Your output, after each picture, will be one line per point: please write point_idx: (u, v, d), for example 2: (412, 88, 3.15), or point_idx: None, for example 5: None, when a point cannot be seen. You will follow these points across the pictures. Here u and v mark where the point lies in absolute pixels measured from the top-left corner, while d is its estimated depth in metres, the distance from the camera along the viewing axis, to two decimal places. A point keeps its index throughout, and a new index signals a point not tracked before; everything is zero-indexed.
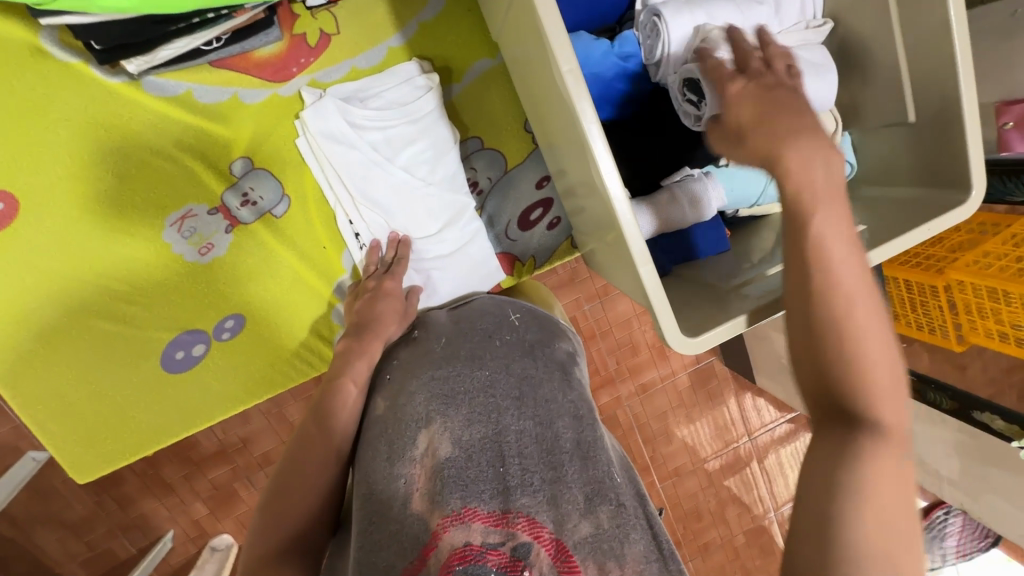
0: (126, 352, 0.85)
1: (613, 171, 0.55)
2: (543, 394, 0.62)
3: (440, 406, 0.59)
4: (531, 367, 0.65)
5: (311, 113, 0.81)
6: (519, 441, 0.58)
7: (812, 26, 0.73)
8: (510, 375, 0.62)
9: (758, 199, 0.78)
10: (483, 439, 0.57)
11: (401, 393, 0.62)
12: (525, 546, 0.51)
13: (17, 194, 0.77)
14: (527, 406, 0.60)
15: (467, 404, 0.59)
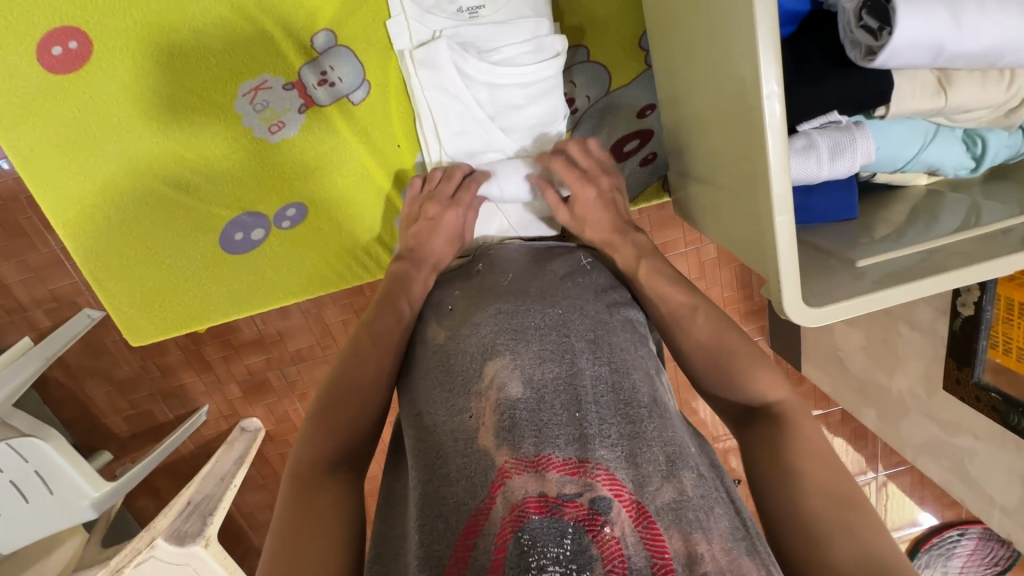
0: (185, 223, 0.82)
1: (776, 85, 0.50)
2: (615, 343, 0.61)
3: (509, 341, 0.59)
4: (603, 314, 0.63)
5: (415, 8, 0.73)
6: (595, 389, 0.56)
7: None
8: (581, 317, 0.62)
9: (905, 164, 0.66)
10: (555, 380, 0.56)
11: (469, 327, 0.62)
12: (606, 500, 0.46)
13: (91, 34, 0.72)
14: (602, 352, 0.59)
15: (538, 341, 0.59)
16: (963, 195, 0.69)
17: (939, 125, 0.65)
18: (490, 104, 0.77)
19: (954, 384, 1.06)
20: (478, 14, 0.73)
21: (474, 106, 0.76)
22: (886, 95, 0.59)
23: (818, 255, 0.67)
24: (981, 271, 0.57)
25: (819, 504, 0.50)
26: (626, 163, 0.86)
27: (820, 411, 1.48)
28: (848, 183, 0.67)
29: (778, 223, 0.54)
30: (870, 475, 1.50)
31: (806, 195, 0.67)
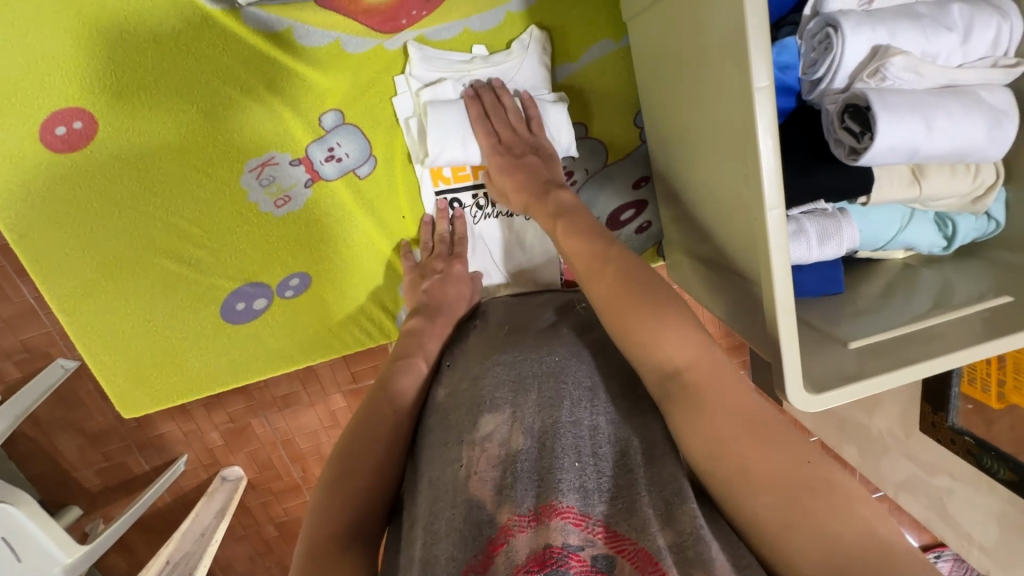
0: (185, 296, 0.81)
1: (780, 205, 0.52)
2: (612, 390, 0.63)
3: (509, 393, 0.61)
4: (598, 360, 0.66)
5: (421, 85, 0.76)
6: (595, 437, 0.57)
7: (1001, 64, 0.62)
8: (578, 364, 0.64)
9: (887, 243, 0.71)
10: (554, 427, 0.57)
11: (469, 378, 0.64)
12: (608, 556, 0.50)
13: (97, 114, 0.71)
14: (598, 399, 0.61)
15: (536, 390, 0.61)
16: (936, 270, 0.74)
17: (913, 208, 0.70)
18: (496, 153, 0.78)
19: (930, 427, 1.12)
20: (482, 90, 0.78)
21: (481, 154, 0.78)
22: (868, 184, 0.64)
23: (813, 333, 0.70)
24: (961, 358, 0.61)
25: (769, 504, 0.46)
26: (623, 230, 0.89)
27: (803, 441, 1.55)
28: (835, 261, 0.72)
29: (783, 320, 0.57)
30: None
31: (796, 272, 0.71)
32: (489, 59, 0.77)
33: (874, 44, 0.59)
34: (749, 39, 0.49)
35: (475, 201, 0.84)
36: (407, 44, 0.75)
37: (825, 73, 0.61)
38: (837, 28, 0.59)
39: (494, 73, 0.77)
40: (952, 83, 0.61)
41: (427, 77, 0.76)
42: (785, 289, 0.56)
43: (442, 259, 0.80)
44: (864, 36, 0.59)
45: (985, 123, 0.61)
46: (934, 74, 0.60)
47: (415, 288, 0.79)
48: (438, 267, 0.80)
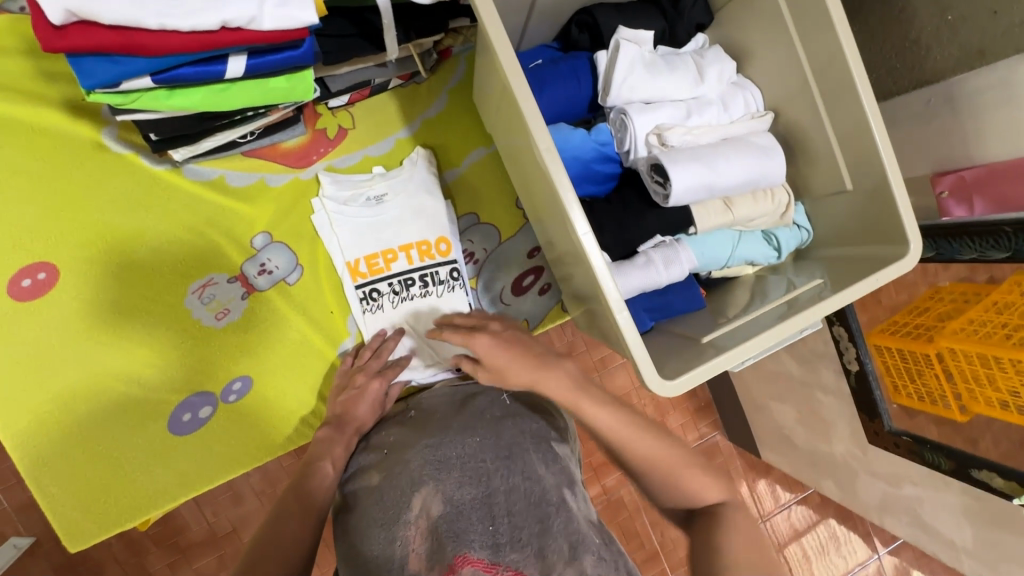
0: (135, 414, 0.88)
1: (587, 228, 0.65)
2: (528, 457, 0.69)
3: (434, 471, 0.67)
4: (519, 433, 0.72)
5: (332, 202, 0.93)
6: (508, 498, 0.64)
7: (755, 116, 0.83)
8: (498, 440, 0.70)
9: (728, 260, 0.85)
10: (473, 499, 0.64)
11: (400, 464, 0.70)
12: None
13: (58, 264, 0.85)
14: (514, 468, 0.67)
15: (458, 467, 0.67)
16: (780, 275, 0.88)
17: (741, 231, 0.86)
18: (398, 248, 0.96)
19: (875, 436, 1.16)
20: (383, 200, 0.95)
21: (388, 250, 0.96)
22: (689, 219, 0.81)
23: (679, 339, 0.80)
24: (786, 330, 0.72)
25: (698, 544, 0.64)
26: (527, 295, 1.02)
27: (800, 496, 1.60)
28: (689, 280, 0.85)
29: (623, 323, 0.66)
30: (872, 557, 1.56)
31: (663, 295, 0.85)
32: (385, 176, 0.95)
33: (654, 119, 0.79)
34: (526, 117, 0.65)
35: (392, 288, 0.96)
36: (319, 175, 0.93)
37: (629, 145, 0.80)
38: (626, 113, 0.79)
39: (390, 185, 0.95)
40: (726, 135, 0.81)
41: (338, 197, 0.94)
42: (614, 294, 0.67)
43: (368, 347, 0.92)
44: (645, 115, 0.79)
45: (758, 157, 0.79)
46: (708, 132, 0.80)
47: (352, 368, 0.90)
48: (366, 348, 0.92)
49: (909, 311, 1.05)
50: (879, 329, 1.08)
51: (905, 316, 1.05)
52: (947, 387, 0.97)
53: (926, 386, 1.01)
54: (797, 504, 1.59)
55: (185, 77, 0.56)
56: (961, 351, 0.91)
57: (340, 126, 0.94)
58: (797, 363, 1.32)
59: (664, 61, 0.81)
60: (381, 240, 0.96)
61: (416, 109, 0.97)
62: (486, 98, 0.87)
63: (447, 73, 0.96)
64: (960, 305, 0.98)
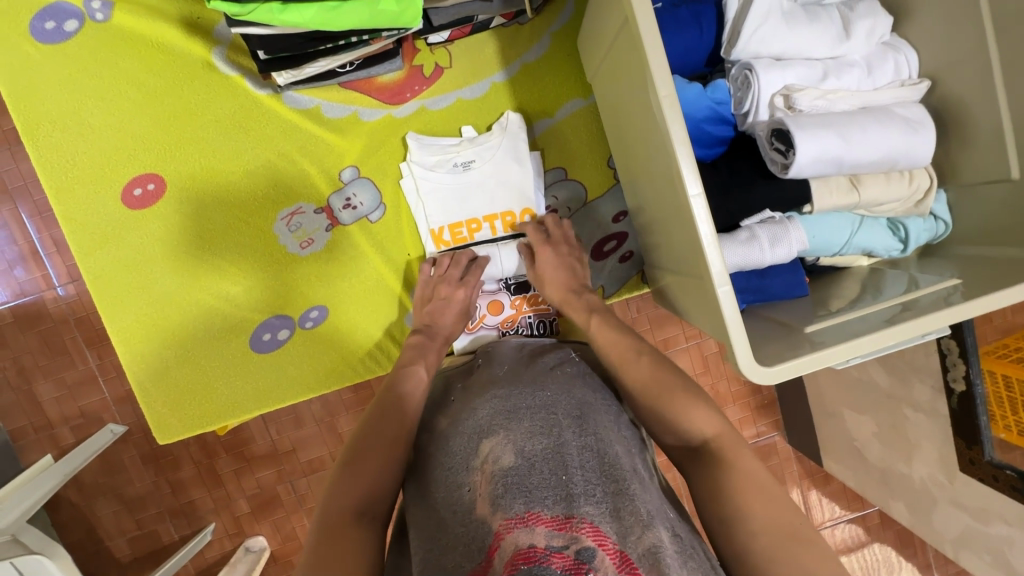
0: (222, 327, 0.93)
1: (697, 188, 0.59)
2: (600, 421, 0.67)
3: (503, 420, 0.66)
4: (590, 395, 0.71)
5: (420, 166, 0.92)
6: (581, 456, 0.61)
7: (907, 83, 0.71)
8: (569, 398, 0.69)
9: (842, 248, 0.77)
10: (545, 449, 0.61)
11: (469, 413, 0.70)
12: (590, 551, 0.48)
13: (166, 179, 0.90)
14: (587, 427, 0.65)
15: (529, 418, 0.65)
16: (902, 271, 0.78)
17: (863, 216, 0.76)
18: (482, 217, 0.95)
19: (969, 465, 1.04)
20: (470, 166, 0.93)
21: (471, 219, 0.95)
22: (806, 196, 0.72)
23: (774, 326, 0.74)
24: (906, 333, 0.63)
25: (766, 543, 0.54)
26: (607, 260, 0.98)
27: (857, 513, 1.50)
28: (795, 263, 0.78)
29: (725, 303, 0.61)
30: None
31: (761, 278, 0.77)
32: (474, 141, 0.92)
33: (784, 78, 0.70)
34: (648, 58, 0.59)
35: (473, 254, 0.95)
36: (408, 135, 0.92)
37: (750, 105, 0.72)
38: (752, 69, 0.71)
39: (478, 148, 0.92)
40: (866, 104, 0.71)
41: (425, 162, 0.92)
42: (720, 265, 0.61)
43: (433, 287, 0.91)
44: (775, 74, 0.70)
45: (903, 132, 0.68)
46: (845, 99, 0.70)
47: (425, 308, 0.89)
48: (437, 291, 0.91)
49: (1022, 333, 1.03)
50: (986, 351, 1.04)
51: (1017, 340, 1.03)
52: None
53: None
54: (849, 521, 1.49)
55: None
56: None
57: (437, 64, 0.91)
58: (886, 374, 1.18)
59: (806, 12, 0.72)
60: (466, 209, 0.94)
61: (516, 51, 0.92)
62: (594, 43, 0.81)
63: (552, 16, 0.91)
64: None
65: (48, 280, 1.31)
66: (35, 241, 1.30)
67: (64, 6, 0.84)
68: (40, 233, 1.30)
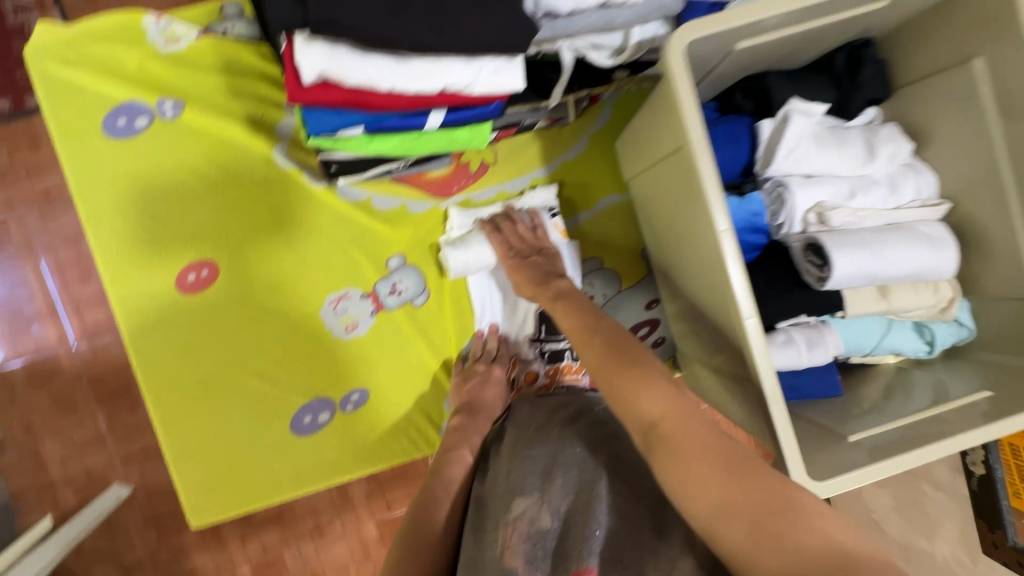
0: (264, 410, 0.94)
1: (753, 315, 0.64)
2: (629, 473, 0.68)
3: (535, 479, 0.67)
4: (620, 447, 0.72)
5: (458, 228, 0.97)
6: (611, 515, 0.63)
7: (926, 203, 0.78)
8: (599, 452, 0.70)
9: (872, 348, 0.81)
10: (577, 506, 0.64)
11: (502, 471, 0.72)
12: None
13: (219, 265, 0.93)
14: (618, 482, 0.66)
15: (563, 476, 0.67)
16: (929, 372, 0.82)
17: (891, 319, 0.81)
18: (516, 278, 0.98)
19: (993, 548, 1.06)
20: None
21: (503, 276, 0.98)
22: (839, 302, 0.77)
23: (812, 429, 0.77)
24: (947, 447, 0.66)
25: (742, 532, 0.47)
26: (640, 345, 1.01)
27: None
28: (830, 365, 0.81)
29: (775, 413, 0.65)
30: None
31: (799, 377, 0.80)
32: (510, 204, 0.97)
33: (815, 196, 0.76)
34: (706, 195, 0.64)
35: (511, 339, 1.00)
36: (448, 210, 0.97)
37: (784, 219, 0.78)
38: (786, 186, 0.77)
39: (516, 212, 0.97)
40: (892, 221, 0.77)
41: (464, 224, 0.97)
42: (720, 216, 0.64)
43: (482, 363, 0.95)
44: (807, 192, 0.76)
45: (929, 250, 0.74)
46: (873, 216, 0.76)
47: (463, 388, 0.92)
48: (479, 370, 0.94)
49: None
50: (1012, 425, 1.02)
51: None
52: None
53: None
54: None
55: (392, 127, 0.59)
56: None
57: (483, 161, 0.96)
58: None
59: (832, 135, 0.78)
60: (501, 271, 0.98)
61: (557, 149, 0.98)
62: (637, 150, 0.86)
63: (590, 119, 0.97)
64: None
65: (62, 335, 1.29)
66: (55, 298, 1.28)
67: (136, 103, 0.89)
68: (60, 290, 1.27)
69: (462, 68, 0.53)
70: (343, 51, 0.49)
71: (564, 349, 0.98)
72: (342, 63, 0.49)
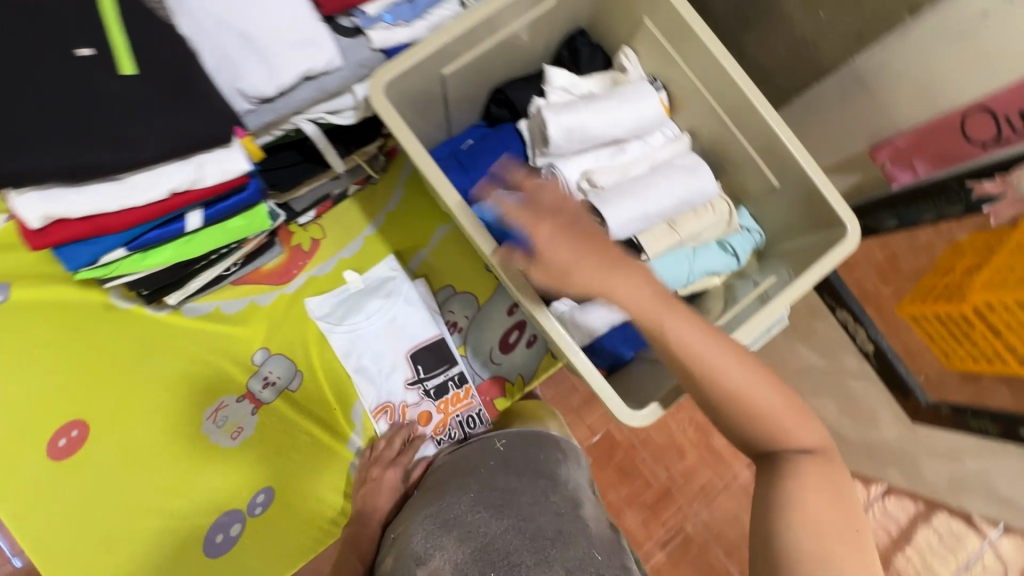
0: (173, 544, 0.93)
1: (524, 284, 0.69)
2: (523, 499, 0.69)
3: (434, 537, 0.65)
4: (510, 479, 0.73)
5: (316, 309, 1.01)
6: (509, 546, 0.63)
7: (671, 138, 0.88)
8: (492, 491, 0.71)
9: (690, 276, 0.87)
10: (477, 551, 0.63)
11: (403, 540, 0.68)
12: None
13: (88, 420, 0.94)
14: (511, 513, 0.67)
15: (458, 527, 0.66)
16: (748, 280, 0.90)
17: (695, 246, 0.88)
18: (380, 333, 1.02)
19: (917, 412, 1.04)
20: (359, 294, 1.03)
21: (370, 337, 1.02)
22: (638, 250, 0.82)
23: (655, 364, 0.84)
24: (748, 334, 0.74)
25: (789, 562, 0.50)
26: (515, 351, 1.05)
27: None
28: (657, 303, 0.87)
29: (580, 364, 0.69)
30: None
31: (633, 326, 0.85)
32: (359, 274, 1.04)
33: (581, 165, 0.85)
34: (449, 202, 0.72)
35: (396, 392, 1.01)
36: (305, 301, 1.01)
37: (566, 193, 0.85)
38: (555, 166, 0.84)
39: (368, 279, 1.03)
40: (655, 162, 0.87)
41: (320, 304, 1.01)
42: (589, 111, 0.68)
43: None
44: (573, 164, 0.85)
45: (685, 176, 0.83)
46: (635, 165, 0.86)
47: None
48: None
49: (931, 270, 0.91)
50: (908, 298, 0.97)
51: (930, 277, 0.91)
52: (1004, 348, 0.79)
53: (976, 355, 0.85)
54: None
55: (154, 239, 0.65)
56: (1003, 304, 0.77)
57: (313, 238, 1.03)
58: (818, 355, 1.22)
59: (584, 99, 0.83)
60: (365, 334, 1.02)
61: (377, 205, 1.06)
62: None
63: (397, 169, 1.06)
64: (987, 251, 0.80)
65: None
66: None
67: None
68: None
69: (180, 169, 0.60)
70: (56, 192, 0.55)
71: (447, 381, 1.02)
72: (60, 203, 0.56)
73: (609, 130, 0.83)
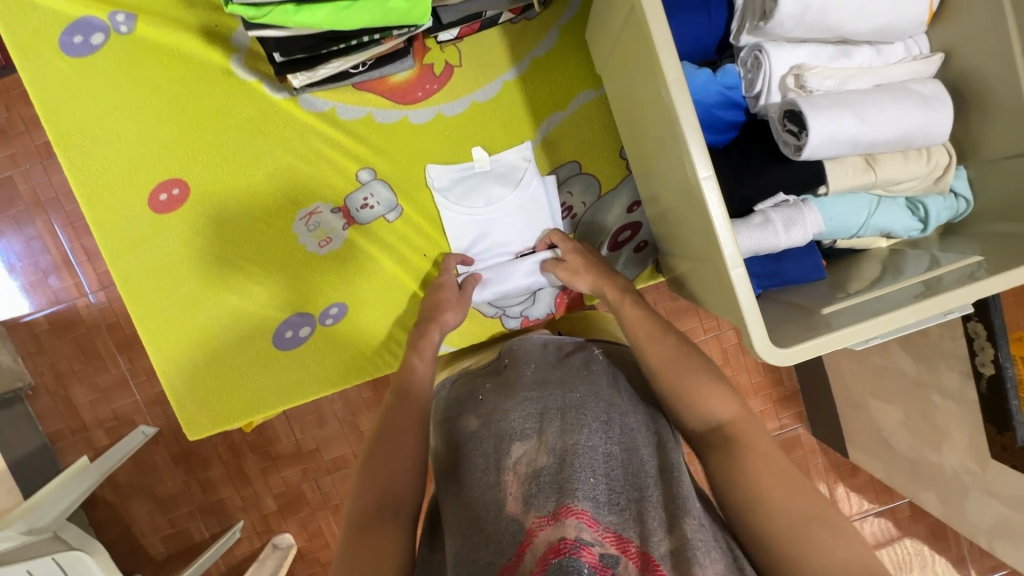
0: (246, 326, 0.96)
1: (708, 169, 0.60)
2: (626, 422, 0.65)
3: (535, 421, 0.63)
4: (617, 397, 0.68)
5: (438, 175, 0.95)
6: (608, 462, 0.59)
7: (920, 58, 0.71)
8: (597, 398, 0.66)
9: (859, 230, 0.76)
10: (578, 447, 0.58)
11: (497, 413, 0.67)
12: (614, 556, 0.50)
13: (189, 182, 0.93)
14: (615, 432, 0.62)
15: (559, 418, 0.63)
16: (922, 251, 0.76)
17: (880, 197, 0.75)
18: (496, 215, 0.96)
19: (1001, 451, 0.93)
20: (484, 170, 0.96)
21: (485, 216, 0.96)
22: (821, 177, 0.71)
23: (791, 310, 0.74)
24: (929, 310, 0.63)
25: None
26: (622, 251, 0.99)
27: (884, 507, 1.41)
28: (811, 249, 0.77)
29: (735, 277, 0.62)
30: None
31: (776, 263, 0.77)
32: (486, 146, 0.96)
33: (796, 59, 0.70)
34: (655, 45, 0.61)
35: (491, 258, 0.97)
36: (428, 165, 0.95)
37: (761, 87, 0.72)
38: (763, 50, 0.70)
39: (497, 163, 0.96)
40: (882, 81, 0.70)
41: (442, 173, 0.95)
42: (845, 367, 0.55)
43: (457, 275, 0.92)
44: (787, 54, 0.70)
45: (917, 108, 0.67)
46: (859, 77, 0.70)
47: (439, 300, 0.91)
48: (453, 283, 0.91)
49: None
50: None
51: None
52: None
53: None
54: (876, 515, 1.40)
55: None
56: None
57: (447, 62, 0.92)
58: (911, 360, 1.06)
59: None
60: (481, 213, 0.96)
61: (525, 47, 0.93)
62: (602, 34, 0.82)
63: (560, 10, 0.92)
64: None
65: (80, 287, 1.28)
66: (67, 249, 1.28)
67: (89, 19, 0.87)
68: (72, 242, 1.27)
69: None
70: None
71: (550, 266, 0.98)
72: None
73: (849, 23, 0.67)
